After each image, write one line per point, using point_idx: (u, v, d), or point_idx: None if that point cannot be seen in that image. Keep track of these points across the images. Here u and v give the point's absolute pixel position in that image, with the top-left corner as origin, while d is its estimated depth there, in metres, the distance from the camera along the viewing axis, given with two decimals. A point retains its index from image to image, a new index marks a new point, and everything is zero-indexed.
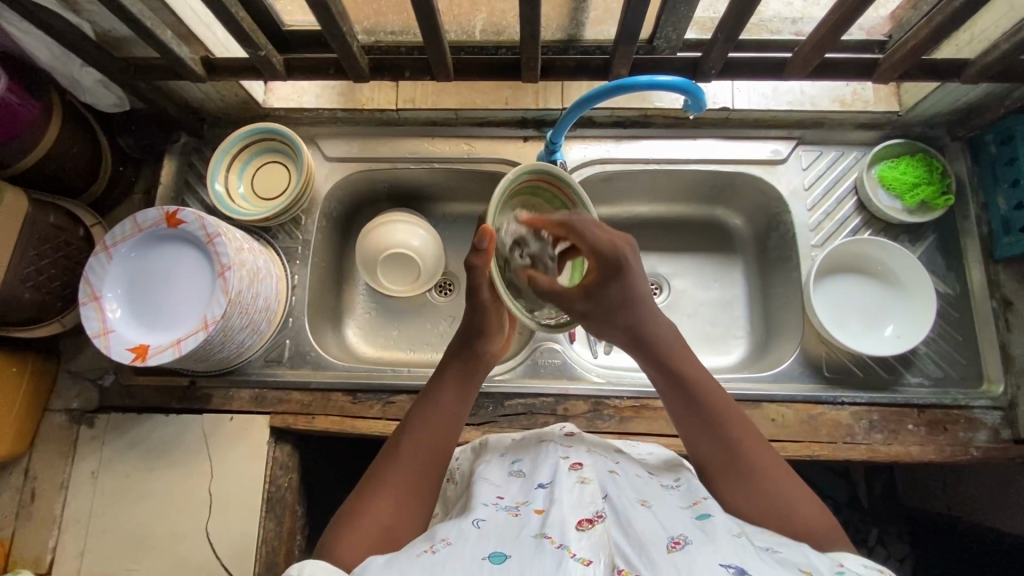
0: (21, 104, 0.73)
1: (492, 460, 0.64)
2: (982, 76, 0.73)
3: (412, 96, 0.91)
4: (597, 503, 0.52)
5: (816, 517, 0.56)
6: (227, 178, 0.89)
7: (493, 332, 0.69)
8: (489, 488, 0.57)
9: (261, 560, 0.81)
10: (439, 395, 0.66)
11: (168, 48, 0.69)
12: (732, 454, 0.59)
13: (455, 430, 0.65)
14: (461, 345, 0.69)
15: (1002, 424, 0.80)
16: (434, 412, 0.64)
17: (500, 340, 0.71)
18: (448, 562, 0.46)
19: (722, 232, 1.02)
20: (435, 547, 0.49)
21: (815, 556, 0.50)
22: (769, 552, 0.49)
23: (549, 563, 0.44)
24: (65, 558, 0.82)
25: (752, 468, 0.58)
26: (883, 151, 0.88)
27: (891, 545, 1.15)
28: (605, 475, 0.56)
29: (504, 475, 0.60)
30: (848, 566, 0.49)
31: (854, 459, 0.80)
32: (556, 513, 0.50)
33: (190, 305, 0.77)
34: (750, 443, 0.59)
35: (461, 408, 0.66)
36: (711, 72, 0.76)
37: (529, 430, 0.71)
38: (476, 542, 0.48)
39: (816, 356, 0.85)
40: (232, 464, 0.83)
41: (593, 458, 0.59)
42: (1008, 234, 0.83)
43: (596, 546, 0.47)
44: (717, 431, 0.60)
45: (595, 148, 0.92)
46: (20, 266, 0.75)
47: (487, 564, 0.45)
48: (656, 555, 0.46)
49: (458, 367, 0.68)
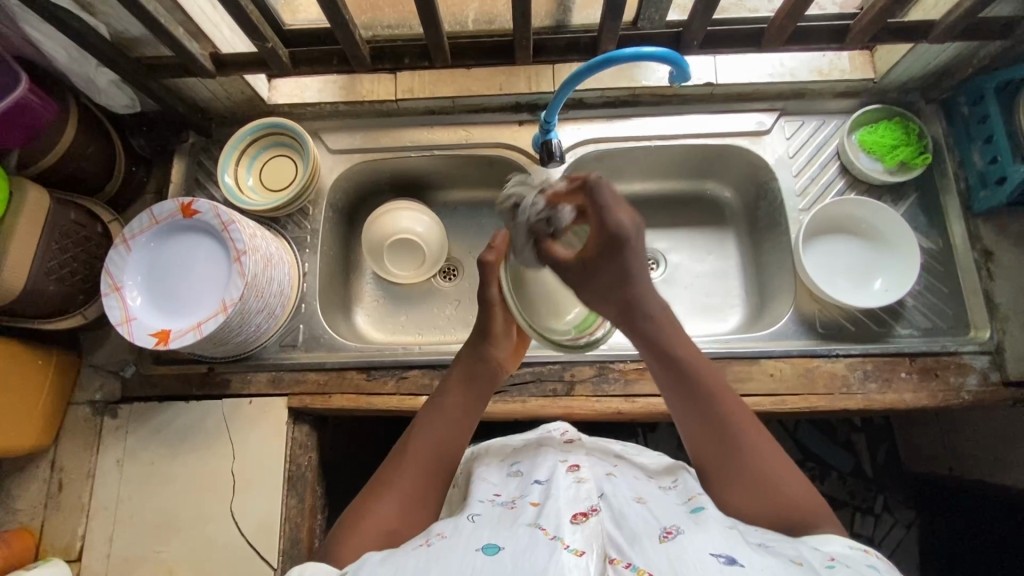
0: (41, 104, 0.77)
1: (491, 463, 0.69)
2: (948, 35, 0.77)
3: (410, 86, 0.95)
4: (592, 499, 0.54)
5: (806, 500, 0.57)
6: (236, 171, 0.93)
7: (500, 337, 0.73)
8: (488, 487, 0.62)
9: (285, 536, 0.83)
10: (445, 400, 0.70)
11: (179, 42, 0.73)
12: (720, 432, 0.61)
13: (462, 433, 0.68)
14: (468, 349, 0.73)
15: (991, 368, 0.84)
16: (440, 416, 0.68)
17: (511, 344, 0.75)
18: (442, 554, 0.48)
19: (712, 205, 1.06)
20: (431, 541, 0.52)
21: (807, 551, 0.50)
22: (762, 547, 0.49)
23: (542, 551, 0.46)
24: (94, 544, 0.84)
25: (740, 447, 0.60)
26: (863, 116, 0.92)
27: (898, 511, 1.19)
28: (601, 477, 0.60)
29: (502, 475, 0.65)
30: (839, 560, 0.49)
31: (851, 408, 0.83)
32: (550, 507, 0.53)
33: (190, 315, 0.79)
34: (743, 422, 0.62)
35: (468, 412, 0.69)
36: (693, 44, 0.80)
37: (528, 435, 0.75)
38: (470, 535, 0.51)
39: (810, 314, 0.89)
40: (254, 445, 0.86)
41: (591, 462, 0.63)
42: (985, 187, 0.87)
43: (589, 537, 0.48)
44: (707, 410, 0.62)
45: (588, 128, 0.96)
46: (45, 258, 0.78)
47: (480, 554, 0.47)
48: (648, 545, 0.48)
49: (466, 372, 0.72)
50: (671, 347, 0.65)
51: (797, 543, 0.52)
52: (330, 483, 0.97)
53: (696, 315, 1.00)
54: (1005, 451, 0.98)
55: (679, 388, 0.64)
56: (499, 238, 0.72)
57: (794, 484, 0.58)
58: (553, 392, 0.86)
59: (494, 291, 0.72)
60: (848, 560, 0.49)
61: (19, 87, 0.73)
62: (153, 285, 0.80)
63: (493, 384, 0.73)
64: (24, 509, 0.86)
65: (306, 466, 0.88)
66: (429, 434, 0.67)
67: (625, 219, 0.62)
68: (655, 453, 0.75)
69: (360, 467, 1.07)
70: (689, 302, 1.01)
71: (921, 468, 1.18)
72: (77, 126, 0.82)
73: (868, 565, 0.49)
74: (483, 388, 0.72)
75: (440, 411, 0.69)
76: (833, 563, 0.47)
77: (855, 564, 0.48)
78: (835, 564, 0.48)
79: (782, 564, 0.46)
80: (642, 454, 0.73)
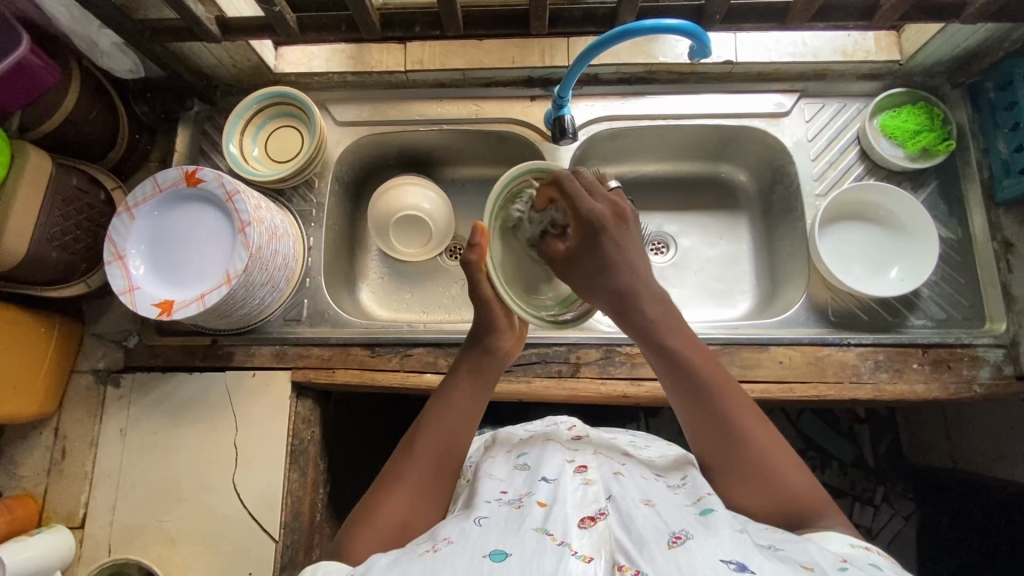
0: (43, 67, 0.74)
1: (498, 456, 0.68)
2: (981, 16, 0.74)
3: (421, 58, 0.92)
4: (599, 502, 0.53)
5: (810, 491, 0.58)
6: (240, 140, 0.91)
7: (505, 326, 0.71)
8: (494, 485, 0.61)
9: (287, 509, 0.83)
10: (453, 392, 0.69)
11: (185, 4, 0.71)
12: (718, 421, 0.61)
13: (467, 425, 0.67)
14: (471, 341, 0.71)
15: (1005, 361, 0.82)
16: (447, 408, 0.67)
17: (516, 334, 0.73)
18: (448, 560, 0.47)
19: (725, 189, 1.04)
20: (437, 546, 0.50)
21: (817, 552, 0.49)
22: (771, 551, 0.48)
23: (550, 558, 0.46)
24: (98, 512, 0.84)
25: (740, 440, 0.60)
26: (885, 100, 0.90)
27: (897, 502, 1.18)
28: (609, 477, 0.58)
29: (509, 469, 0.64)
30: (850, 562, 0.48)
31: (860, 398, 0.82)
32: (558, 510, 0.52)
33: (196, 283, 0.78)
34: (753, 426, 0.60)
35: (475, 403, 0.68)
36: (716, 18, 0.77)
37: (539, 426, 0.75)
38: (476, 540, 0.50)
39: (822, 302, 0.87)
40: (256, 417, 0.86)
41: (599, 461, 0.61)
42: (1009, 176, 0.84)
43: (597, 544, 0.48)
44: (719, 417, 0.61)
45: (601, 106, 0.93)
46: (48, 225, 0.77)
47: (487, 560, 0.46)
48: (656, 550, 0.46)
49: (470, 363, 0.70)
50: (666, 331, 0.64)
51: (807, 543, 0.50)
52: (331, 457, 0.97)
53: (704, 301, 0.99)
54: (1013, 446, 0.97)
55: (676, 379, 0.63)
56: (478, 233, 0.68)
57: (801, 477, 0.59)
58: (558, 373, 0.85)
59: (487, 289, 0.70)
60: (857, 560, 0.49)
61: (19, 49, 0.71)
62: (159, 256, 0.79)
63: (499, 373, 0.71)
64: (28, 476, 0.86)
65: (308, 441, 0.88)
66: (439, 422, 0.66)
67: (591, 206, 0.64)
68: (662, 446, 0.75)
69: (360, 443, 1.07)
70: (698, 286, 1.00)
71: (924, 461, 1.17)
72: (78, 90, 0.80)
73: (870, 562, 0.49)
74: (490, 377, 0.70)
75: (446, 401, 0.67)
76: (845, 565, 0.47)
77: (862, 564, 0.48)
78: (847, 568, 0.47)
79: (794, 570, 0.45)
80: (649, 447, 0.74)
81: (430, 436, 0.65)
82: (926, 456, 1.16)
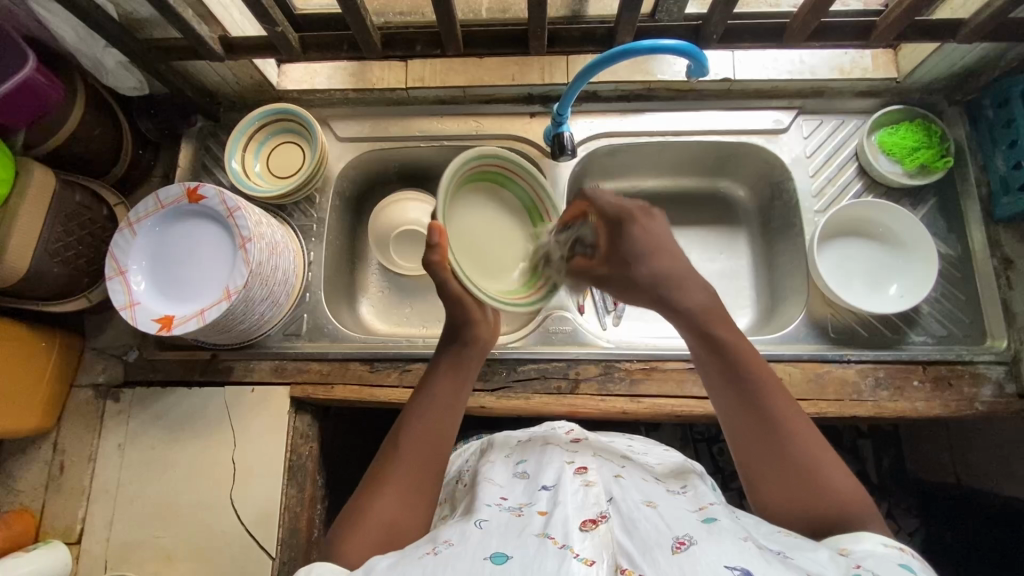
0: (48, 85, 0.76)
1: (497, 460, 0.67)
2: (976, 36, 0.75)
3: (421, 75, 0.93)
4: (600, 505, 0.53)
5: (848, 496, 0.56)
6: (243, 157, 0.92)
7: (478, 318, 0.73)
8: (493, 490, 0.60)
9: (284, 525, 0.83)
10: (434, 386, 0.69)
11: (188, 25, 0.72)
12: (762, 416, 0.60)
13: (451, 421, 0.67)
14: (449, 337, 0.73)
15: (1007, 379, 0.82)
16: (428, 404, 0.67)
17: (491, 328, 0.75)
18: (449, 562, 0.47)
19: (724, 204, 1.04)
20: (437, 549, 0.50)
21: (828, 560, 0.47)
22: (779, 557, 0.47)
23: (552, 561, 0.45)
24: (95, 528, 0.84)
25: (787, 435, 0.59)
26: (884, 117, 0.90)
27: (900, 519, 1.16)
28: (610, 479, 0.57)
29: (509, 475, 0.63)
30: (863, 568, 0.47)
31: (861, 415, 0.82)
32: (558, 514, 0.51)
33: (194, 290, 0.79)
34: (799, 422, 0.60)
35: (456, 397, 0.69)
36: (712, 38, 0.78)
37: (534, 429, 0.74)
38: (477, 544, 0.49)
39: (821, 318, 0.87)
40: (254, 432, 0.86)
41: (599, 464, 0.61)
42: (1008, 193, 0.84)
43: (599, 546, 0.47)
44: (763, 412, 0.60)
45: (600, 123, 0.94)
46: (49, 240, 0.77)
47: (489, 563, 0.46)
48: (659, 555, 0.45)
49: (451, 358, 0.72)
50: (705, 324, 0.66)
51: (818, 550, 0.49)
52: (328, 472, 0.97)
53: None
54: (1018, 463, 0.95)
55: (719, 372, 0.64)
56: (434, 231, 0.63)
57: (844, 480, 0.57)
58: (558, 389, 0.85)
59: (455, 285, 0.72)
60: (875, 563, 0.48)
61: (24, 69, 0.73)
62: (158, 270, 0.80)
63: (477, 368, 0.73)
64: (26, 490, 0.86)
65: (305, 456, 0.88)
66: (421, 419, 0.66)
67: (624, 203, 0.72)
68: (662, 448, 0.75)
69: (357, 458, 1.06)
70: None
71: (928, 477, 1.15)
72: (82, 108, 0.82)
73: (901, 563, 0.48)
74: (469, 373, 0.71)
75: (428, 399, 0.68)
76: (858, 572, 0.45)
77: (879, 568, 0.47)
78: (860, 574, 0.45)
79: None
80: (648, 454, 0.73)
81: (414, 432, 0.65)
82: (929, 472, 1.15)
